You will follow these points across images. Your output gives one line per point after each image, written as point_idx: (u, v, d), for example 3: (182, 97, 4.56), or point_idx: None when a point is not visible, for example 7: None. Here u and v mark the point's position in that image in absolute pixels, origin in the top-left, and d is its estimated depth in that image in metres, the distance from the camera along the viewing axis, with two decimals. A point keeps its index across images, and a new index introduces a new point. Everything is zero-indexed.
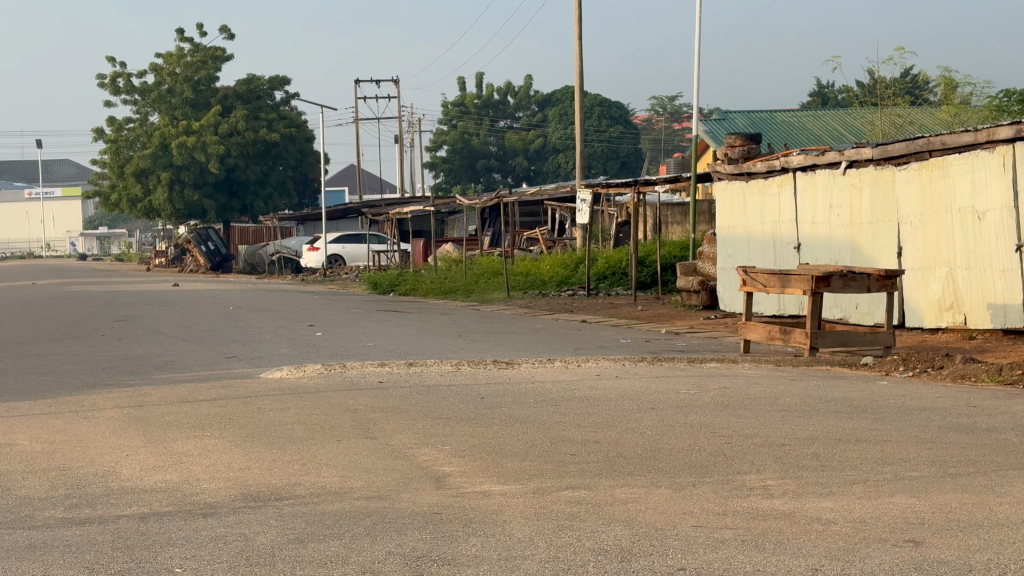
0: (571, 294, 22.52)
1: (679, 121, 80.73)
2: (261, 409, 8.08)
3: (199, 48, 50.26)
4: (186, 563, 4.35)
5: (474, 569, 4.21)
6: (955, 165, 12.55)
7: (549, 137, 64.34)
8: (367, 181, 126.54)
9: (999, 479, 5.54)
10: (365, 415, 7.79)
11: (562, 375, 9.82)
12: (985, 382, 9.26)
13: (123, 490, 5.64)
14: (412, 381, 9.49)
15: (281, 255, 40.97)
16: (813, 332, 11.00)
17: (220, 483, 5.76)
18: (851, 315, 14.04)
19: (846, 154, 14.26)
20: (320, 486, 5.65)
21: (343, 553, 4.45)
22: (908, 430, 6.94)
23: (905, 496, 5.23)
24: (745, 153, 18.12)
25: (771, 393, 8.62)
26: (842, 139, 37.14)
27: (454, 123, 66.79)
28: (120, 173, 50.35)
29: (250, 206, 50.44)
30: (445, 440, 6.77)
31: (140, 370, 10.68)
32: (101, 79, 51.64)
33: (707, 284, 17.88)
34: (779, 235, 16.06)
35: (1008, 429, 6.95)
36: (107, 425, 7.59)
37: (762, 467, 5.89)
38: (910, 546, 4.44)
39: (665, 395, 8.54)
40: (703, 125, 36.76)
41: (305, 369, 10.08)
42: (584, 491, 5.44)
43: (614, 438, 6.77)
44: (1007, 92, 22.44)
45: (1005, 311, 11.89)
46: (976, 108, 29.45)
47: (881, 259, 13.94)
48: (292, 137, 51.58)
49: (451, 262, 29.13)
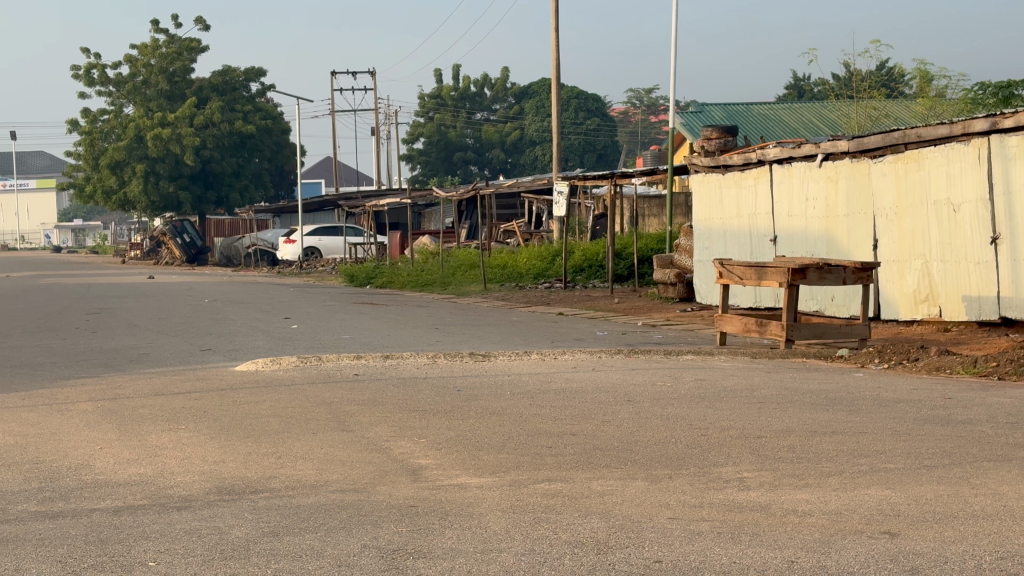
0: (548, 286, 22.54)
1: (656, 113, 80.90)
2: (237, 403, 8.04)
3: (174, 39, 50.22)
4: (160, 557, 4.32)
5: (449, 562, 4.20)
6: (930, 158, 12.59)
7: (527, 129, 64.76)
8: (342, 173, 126.37)
9: (974, 471, 5.55)
10: (341, 408, 7.75)
11: (538, 367, 9.78)
12: (961, 374, 9.30)
13: (94, 484, 5.59)
14: (389, 375, 9.45)
15: (256, 247, 40.79)
16: (788, 325, 11.02)
17: (193, 476, 5.72)
18: (826, 307, 14.09)
19: (821, 147, 14.30)
20: (296, 479, 5.62)
21: (318, 546, 4.42)
22: (883, 421, 6.97)
23: (880, 488, 5.24)
24: (722, 146, 18.17)
25: (748, 385, 8.64)
26: (818, 132, 37.23)
27: (431, 116, 66.81)
28: (95, 165, 49.98)
29: (226, 198, 50.26)
30: (421, 433, 6.75)
31: (115, 364, 10.60)
32: (75, 70, 51.42)
33: (684, 276, 17.93)
34: (755, 227, 16.10)
35: (984, 421, 6.96)
36: (81, 417, 7.53)
37: (737, 459, 5.89)
38: (886, 538, 4.44)
39: (642, 387, 8.53)
40: (679, 117, 36.86)
41: (279, 362, 10.01)
42: (560, 484, 5.42)
43: (590, 431, 6.76)
44: (983, 85, 22.53)
45: (980, 303, 11.94)
46: (951, 101, 29.60)
47: (856, 251, 13.99)
48: (267, 129, 51.49)
49: (427, 255, 29.10)
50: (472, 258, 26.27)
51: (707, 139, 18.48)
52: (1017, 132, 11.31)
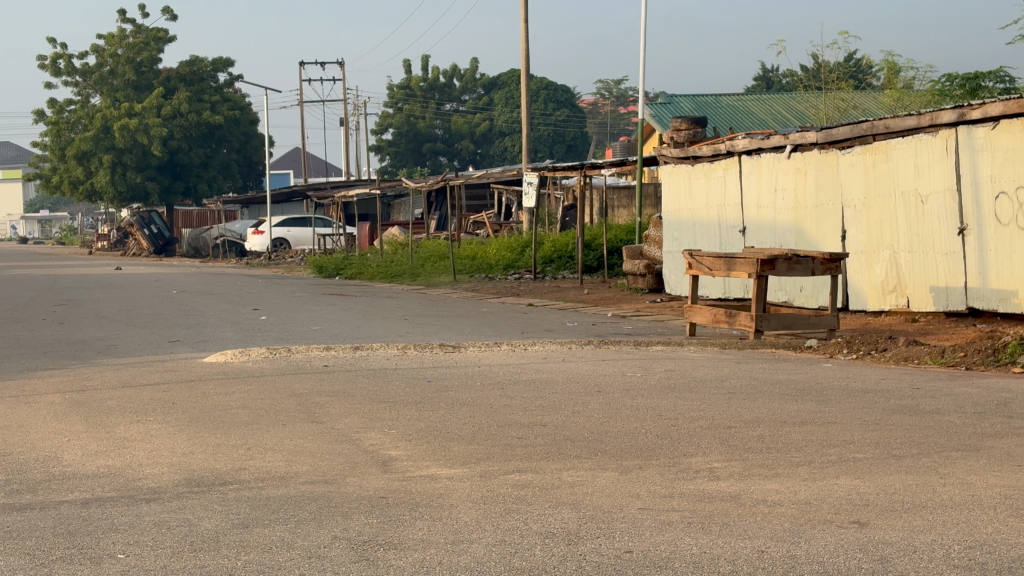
0: (517, 278, 22.51)
1: (624, 103, 81.07)
2: (206, 393, 8.04)
3: (141, 30, 50.09)
4: (128, 549, 4.30)
5: (420, 552, 4.20)
6: (898, 149, 12.65)
7: (495, 120, 64.92)
8: (309, 163, 126.01)
9: (943, 462, 5.56)
10: (310, 398, 7.77)
11: (508, 358, 9.78)
12: (928, 365, 9.34)
13: (62, 476, 5.55)
14: (357, 366, 9.40)
15: (224, 238, 40.63)
16: (758, 315, 11.05)
17: (162, 469, 5.68)
18: (795, 298, 14.15)
19: (790, 139, 14.34)
20: (265, 471, 5.61)
21: (287, 538, 4.41)
22: (851, 411, 7.00)
23: (849, 478, 5.25)
24: (691, 137, 18.26)
25: (717, 375, 8.68)
26: (786, 123, 37.38)
27: (399, 106, 66.62)
28: (61, 156, 49.65)
29: (194, 189, 50.01)
30: (391, 423, 6.76)
31: (84, 354, 10.57)
32: (41, 60, 51.12)
33: (653, 267, 18.00)
34: (724, 218, 16.13)
35: (951, 412, 6.98)
36: (47, 410, 7.44)
37: (707, 450, 5.89)
38: (855, 528, 4.45)
39: (612, 378, 8.55)
40: (648, 108, 36.97)
41: (248, 353, 9.96)
42: (530, 475, 5.41)
43: (560, 421, 6.77)
44: (951, 77, 22.66)
45: (947, 294, 11.99)
46: (918, 93, 29.78)
47: (824, 243, 14.05)
48: (235, 119, 51.22)
49: (396, 247, 29.05)
50: (442, 249, 26.34)
51: (677, 130, 18.53)
52: (984, 123, 11.35)
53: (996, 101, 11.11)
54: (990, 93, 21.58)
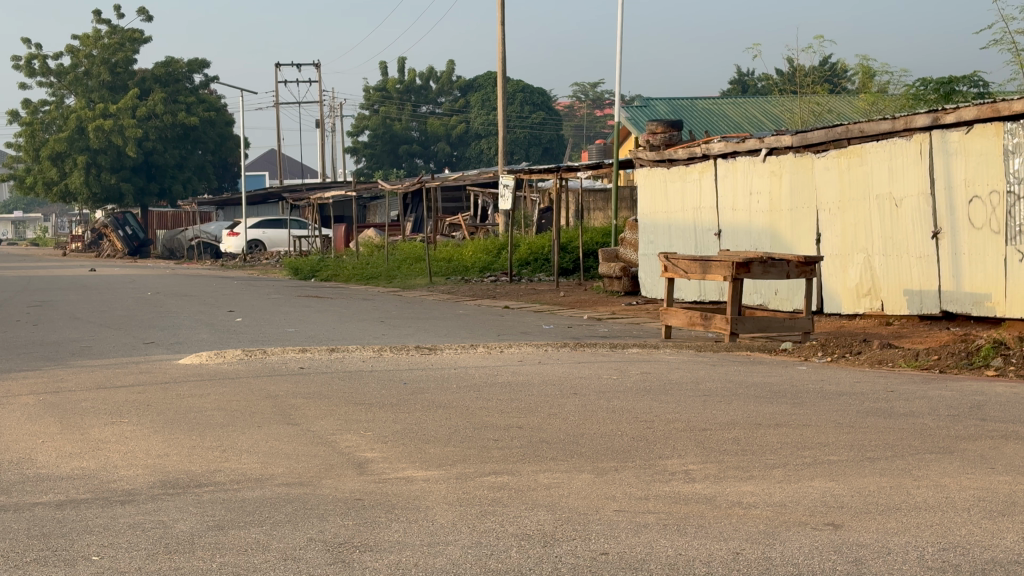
0: (493, 280, 22.56)
1: (601, 107, 81.10)
2: (181, 394, 8.06)
3: (116, 30, 49.83)
4: (103, 551, 4.28)
5: (394, 554, 4.20)
6: (872, 153, 12.72)
7: (471, 122, 64.50)
8: (285, 163, 125.53)
9: (917, 463, 5.61)
10: (286, 399, 7.78)
11: (485, 360, 9.79)
12: (902, 366, 9.42)
13: (37, 477, 5.55)
14: (334, 367, 9.45)
15: (200, 239, 40.53)
16: (732, 318, 11.05)
17: (137, 471, 5.67)
18: (770, 300, 14.20)
19: (765, 142, 14.35)
20: (241, 473, 5.59)
21: (263, 540, 4.40)
22: (825, 413, 7.05)
23: (824, 479, 5.28)
24: (667, 141, 18.28)
25: (692, 377, 8.74)
26: (761, 127, 37.47)
27: (376, 108, 67.00)
28: (35, 156, 49.35)
29: (168, 190, 49.75)
30: (365, 425, 6.76)
31: (60, 355, 10.58)
32: (16, 60, 50.84)
33: (628, 270, 18.05)
34: (700, 220, 16.17)
35: (925, 413, 7.06)
36: (21, 410, 7.47)
37: (684, 451, 5.94)
38: (830, 529, 4.47)
39: (588, 379, 8.62)
40: (625, 111, 37.09)
41: (223, 354, 9.96)
42: (507, 476, 5.43)
43: (535, 422, 6.81)
44: (926, 81, 22.77)
45: (921, 298, 12.05)
46: (892, 97, 29.93)
47: (799, 246, 14.11)
48: (211, 121, 51.06)
49: (372, 248, 29.09)
50: (417, 252, 26.34)
51: (652, 133, 18.58)
52: (958, 128, 11.40)
53: (970, 106, 11.15)
54: (964, 97, 21.74)
